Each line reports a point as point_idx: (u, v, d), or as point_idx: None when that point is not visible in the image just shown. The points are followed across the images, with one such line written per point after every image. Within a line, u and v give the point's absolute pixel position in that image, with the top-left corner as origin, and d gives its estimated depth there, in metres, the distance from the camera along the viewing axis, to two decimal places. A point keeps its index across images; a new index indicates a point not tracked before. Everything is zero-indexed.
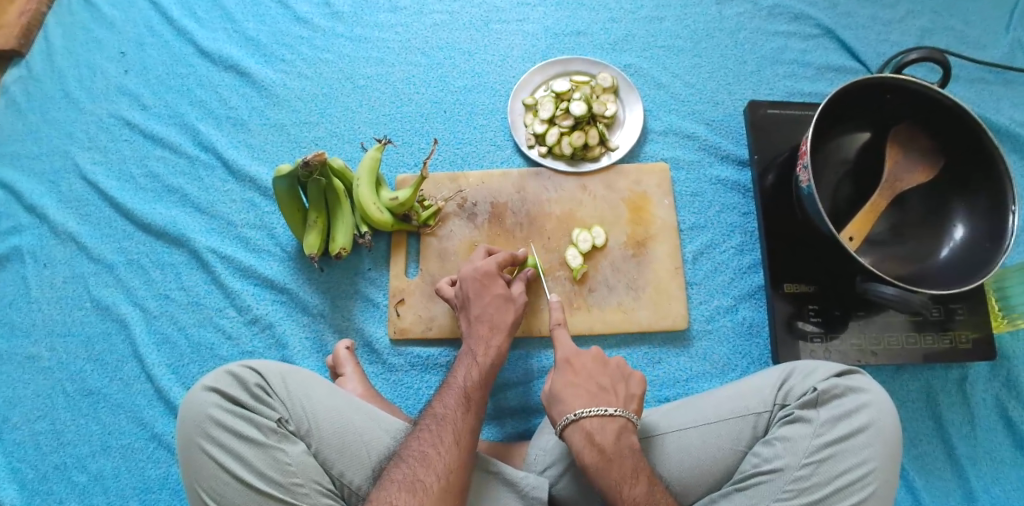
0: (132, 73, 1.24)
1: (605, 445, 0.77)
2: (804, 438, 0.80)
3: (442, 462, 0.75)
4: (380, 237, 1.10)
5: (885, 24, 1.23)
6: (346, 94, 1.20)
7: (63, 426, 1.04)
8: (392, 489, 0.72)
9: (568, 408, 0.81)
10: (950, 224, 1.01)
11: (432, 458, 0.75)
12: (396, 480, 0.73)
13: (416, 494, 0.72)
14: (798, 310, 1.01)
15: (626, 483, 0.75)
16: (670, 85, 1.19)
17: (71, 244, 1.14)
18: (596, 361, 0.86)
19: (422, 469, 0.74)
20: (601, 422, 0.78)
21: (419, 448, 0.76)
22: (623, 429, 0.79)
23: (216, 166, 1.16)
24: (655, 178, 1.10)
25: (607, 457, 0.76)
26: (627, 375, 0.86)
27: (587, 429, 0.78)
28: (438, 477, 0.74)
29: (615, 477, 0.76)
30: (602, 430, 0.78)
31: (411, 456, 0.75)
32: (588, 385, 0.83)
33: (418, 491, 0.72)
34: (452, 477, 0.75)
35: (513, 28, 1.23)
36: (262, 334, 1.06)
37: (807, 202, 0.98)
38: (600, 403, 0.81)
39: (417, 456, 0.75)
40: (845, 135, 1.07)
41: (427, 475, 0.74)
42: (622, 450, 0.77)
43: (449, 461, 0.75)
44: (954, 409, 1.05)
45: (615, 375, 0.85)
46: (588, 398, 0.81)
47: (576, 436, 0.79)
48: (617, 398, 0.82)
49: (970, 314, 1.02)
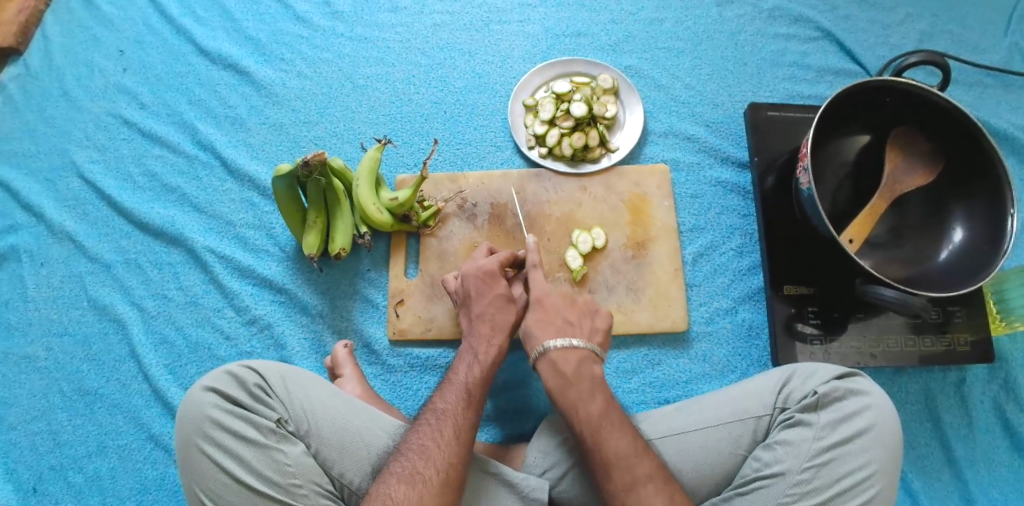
0: (130, 72, 1.24)
1: (568, 371, 0.85)
2: (805, 442, 0.80)
3: (441, 456, 0.75)
4: (379, 237, 1.10)
5: (884, 28, 1.23)
6: (346, 94, 1.19)
7: (60, 426, 1.04)
8: (391, 481, 0.73)
9: (539, 342, 0.89)
10: (948, 227, 1.01)
11: (431, 452, 0.75)
12: (395, 472, 0.74)
13: (415, 486, 0.72)
14: (798, 312, 1.02)
15: (585, 400, 0.81)
16: (670, 87, 1.19)
17: (69, 243, 1.13)
18: (563, 300, 0.93)
19: (421, 462, 0.74)
20: (566, 352, 0.86)
21: (418, 441, 0.77)
22: (586, 358, 0.86)
23: (214, 165, 1.16)
24: (656, 179, 1.10)
25: (568, 381, 0.84)
26: (594, 311, 0.94)
27: (552, 359, 0.86)
28: (437, 470, 0.74)
29: (573, 396, 0.82)
30: (566, 360, 0.86)
31: (411, 449, 0.76)
32: (556, 321, 0.91)
33: (417, 483, 0.73)
34: (451, 470, 0.74)
35: (513, 29, 1.23)
36: (260, 334, 1.05)
37: (807, 205, 0.98)
38: (567, 336, 0.89)
39: (417, 449, 0.76)
40: (845, 137, 1.06)
41: (426, 467, 0.74)
42: (582, 375, 0.85)
43: (449, 455, 0.75)
44: (952, 411, 1.05)
45: (583, 311, 0.93)
46: (556, 331, 0.89)
47: (544, 366, 0.87)
48: (582, 331, 0.90)
49: (969, 317, 1.02)
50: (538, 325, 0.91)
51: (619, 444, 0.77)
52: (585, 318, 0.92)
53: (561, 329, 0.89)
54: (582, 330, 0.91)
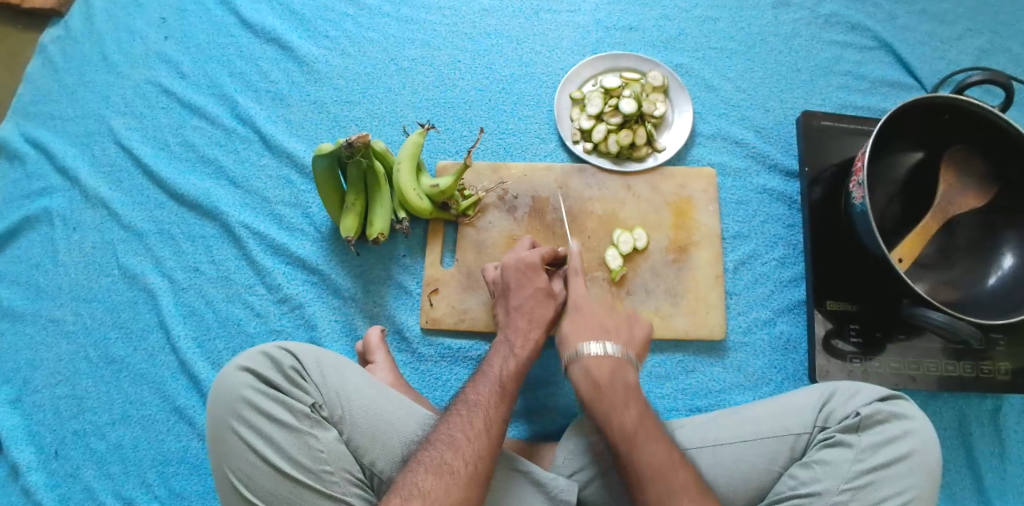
0: (171, 40, 1.22)
1: (600, 378, 0.82)
2: (844, 463, 0.78)
3: (470, 448, 0.73)
4: (417, 223, 1.08)
5: (944, 41, 1.19)
6: (389, 75, 1.17)
7: (85, 392, 1.03)
8: (418, 471, 0.71)
9: (573, 345, 0.86)
10: (1000, 252, 0.98)
11: (461, 443, 0.73)
12: (423, 461, 0.72)
13: (444, 476, 0.70)
14: (839, 328, 0.99)
15: (619, 410, 0.79)
16: (721, 89, 1.16)
17: (102, 209, 1.12)
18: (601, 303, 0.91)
19: (450, 453, 0.72)
20: (599, 358, 0.84)
21: (448, 432, 0.75)
22: (619, 366, 0.84)
23: (252, 140, 1.14)
24: (701, 183, 1.08)
25: (600, 388, 0.82)
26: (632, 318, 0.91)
27: (586, 365, 0.84)
28: (466, 462, 0.72)
29: (607, 405, 0.80)
30: (599, 366, 0.84)
31: (440, 439, 0.74)
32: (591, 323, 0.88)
33: (445, 473, 0.70)
34: (481, 464, 0.72)
35: (563, 19, 1.20)
36: (291, 313, 1.04)
37: (858, 220, 0.95)
38: (602, 339, 0.86)
39: (446, 439, 0.74)
40: (898, 151, 1.03)
41: (455, 459, 0.72)
42: (616, 383, 0.82)
43: (479, 447, 0.73)
44: (986, 440, 1.02)
45: (621, 318, 0.90)
46: (591, 334, 0.87)
47: (576, 371, 0.85)
48: (618, 337, 0.88)
49: (1010, 346, 0.99)
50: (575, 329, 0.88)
51: (616, 394, 0.81)
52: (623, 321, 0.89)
53: (595, 332, 0.87)
54: (619, 334, 0.88)
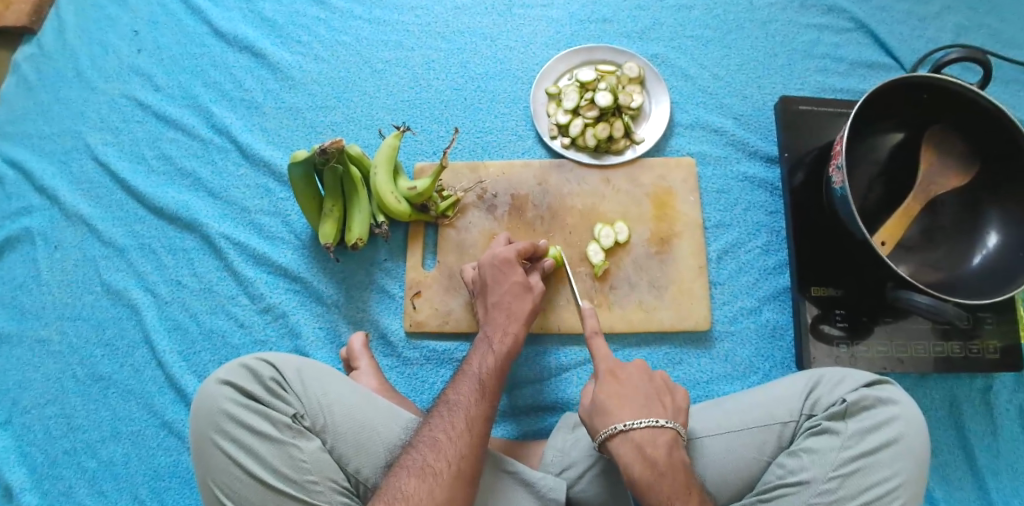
0: (145, 53, 1.21)
1: (658, 458, 0.73)
2: (831, 451, 0.78)
3: (453, 448, 0.72)
4: (396, 226, 1.07)
5: (920, 20, 1.17)
6: (364, 78, 1.16)
7: (73, 411, 1.03)
8: (402, 475, 0.70)
9: (616, 418, 0.76)
10: (983, 230, 0.97)
11: (443, 444, 0.73)
12: (406, 466, 0.71)
13: (427, 479, 0.70)
14: (825, 314, 0.99)
15: (679, 499, 0.71)
16: (698, 77, 1.15)
17: (82, 227, 1.12)
18: (642, 373, 0.81)
19: (433, 455, 0.72)
20: (654, 434, 0.75)
21: (430, 433, 0.74)
22: (673, 442, 0.75)
23: (229, 149, 1.14)
24: (681, 173, 1.07)
25: (658, 471, 0.72)
26: (672, 388, 0.82)
27: (635, 441, 0.75)
28: (449, 463, 0.71)
29: (666, 491, 0.71)
30: (653, 443, 0.74)
31: (422, 442, 0.74)
32: (636, 396, 0.79)
33: (428, 476, 0.70)
34: (464, 463, 0.72)
35: (537, 14, 1.19)
36: (275, 323, 1.04)
37: (839, 204, 0.94)
38: (650, 414, 0.77)
39: (428, 441, 0.73)
40: (878, 133, 1.02)
41: (437, 460, 0.71)
42: (675, 464, 0.73)
43: (461, 447, 0.73)
44: (976, 418, 1.02)
45: (661, 386, 0.81)
46: (638, 409, 0.77)
47: (625, 449, 0.75)
48: (665, 410, 0.78)
49: (999, 324, 0.98)
50: (617, 402, 0.78)
51: (675, 478, 0.72)
52: (665, 394, 0.80)
53: (640, 406, 0.77)
54: (664, 406, 0.79)
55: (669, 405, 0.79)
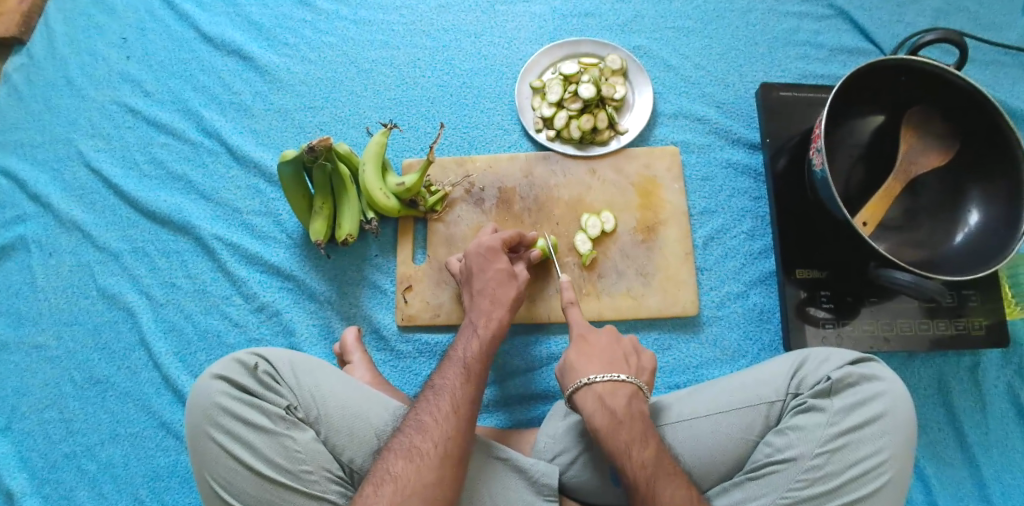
0: (134, 59, 1.22)
1: (617, 407, 0.77)
2: (817, 428, 0.79)
3: (439, 429, 0.74)
4: (387, 222, 1.09)
5: (899, 5, 1.19)
6: (351, 78, 1.18)
7: (72, 415, 1.04)
8: (390, 457, 0.72)
9: (581, 372, 0.82)
10: (965, 208, 0.98)
11: (429, 425, 0.74)
12: (395, 448, 0.73)
13: (414, 459, 0.71)
14: (810, 296, 1.00)
15: (635, 445, 0.74)
16: (680, 67, 1.17)
17: (76, 233, 1.13)
18: (610, 335, 0.86)
19: (419, 436, 0.73)
20: (613, 387, 0.79)
21: (416, 417, 0.76)
22: (633, 394, 0.79)
23: (220, 152, 1.15)
24: (666, 161, 1.09)
25: (617, 420, 0.76)
26: (639, 350, 0.87)
27: (597, 392, 0.79)
28: (434, 443, 0.72)
29: (625, 438, 0.75)
30: (613, 395, 0.79)
31: (410, 425, 0.75)
32: (602, 354, 0.84)
33: (416, 457, 0.71)
34: (450, 444, 0.73)
35: (520, 9, 1.20)
36: (269, 321, 1.05)
37: (820, 186, 0.96)
38: (612, 370, 0.81)
39: (415, 424, 0.75)
40: (857, 117, 1.04)
41: (424, 441, 0.73)
42: (633, 414, 0.77)
43: (446, 427, 0.74)
44: (965, 395, 1.03)
45: (628, 349, 0.86)
46: (603, 365, 0.82)
47: (588, 400, 0.79)
48: (629, 368, 0.83)
49: (983, 301, 1.00)
50: (583, 360, 0.83)
51: (632, 426, 0.76)
52: (631, 354, 0.85)
53: (604, 364, 0.82)
54: (629, 364, 0.83)
55: (633, 364, 0.84)
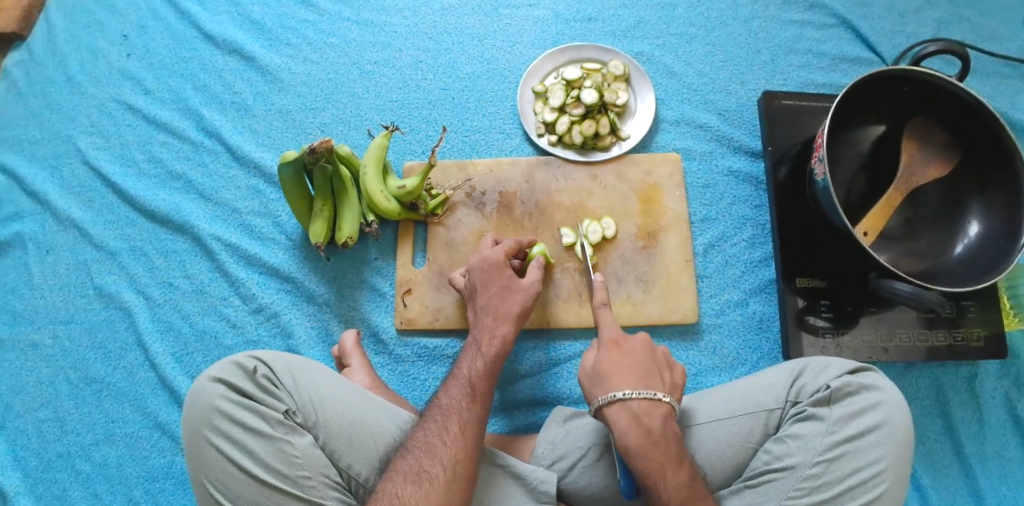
0: (134, 57, 1.22)
1: (652, 429, 0.75)
2: (817, 436, 0.79)
3: (447, 452, 0.73)
4: (387, 225, 1.09)
5: (901, 15, 1.19)
6: (353, 79, 1.18)
7: (66, 414, 1.03)
8: (397, 480, 0.71)
9: (615, 387, 0.78)
10: (966, 219, 0.98)
11: (437, 449, 0.74)
12: (401, 470, 0.72)
13: (423, 484, 0.71)
14: (810, 305, 1.00)
15: (670, 469, 0.74)
16: (682, 74, 1.17)
17: (73, 230, 1.12)
18: (644, 346, 0.83)
19: (428, 459, 0.73)
20: (649, 407, 0.77)
21: (424, 439, 0.75)
22: (669, 414, 0.77)
23: (219, 152, 1.15)
24: (667, 168, 1.09)
25: (652, 441, 0.74)
26: (671, 364, 0.84)
27: (632, 411, 0.76)
28: (443, 468, 0.72)
29: (658, 460, 0.74)
30: (649, 414, 0.76)
31: (417, 446, 0.74)
32: (635, 367, 0.80)
33: (424, 481, 0.71)
34: (458, 468, 0.73)
35: (523, 13, 1.20)
36: (267, 323, 1.05)
37: (822, 195, 0.96)
38: (646, 386, 0.78)
39: (423, 447, 0.74)
40: (859, 127, 1.03)
41: (432, 465, 0.72)
42: (669, 435, 0.76)
43: (456, 449, 0.74)
44: (963, 406, 1.03)
45: (661, 363, 0.83)
46: (636, 380, 0.79)
47: (620, 416, 0.76)
48: (662, 384, 0.80)
49: (982, 312, 1.00)
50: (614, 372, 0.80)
51: (668, 449, 0.75)
52: (665, 369, 0.82)
53: (636, 377, 0.79)
54: (662, 380, 0.80)
55: (664, 381, 0.81)
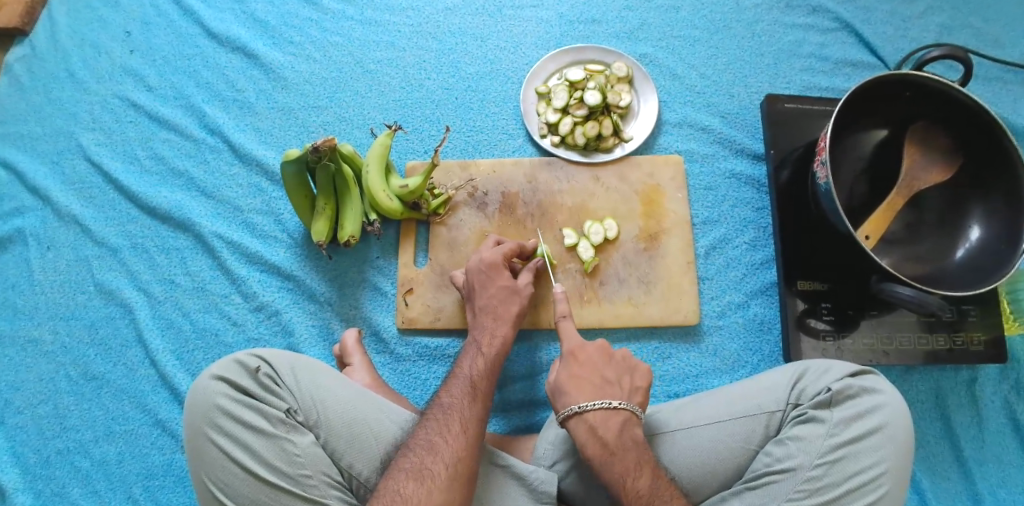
0: (137, 53, 1.22)
1: (608, 439, 0.76)
2: (817, 438, 0.79)
3: (449, 449, 0.73)
4: (389, 224, 1.09)
5: (904, 20, 1.19)
6: (356, 78, 1.18)
7: (66, 411, 1.03)
8: (399, 478, 0.71)
9: (573, 400, 0.80)
10: (967, 224, 0.98)
11: (439, 446, 0.73)
12: (404, 468, 0.71)
13: (424, 481, 0.70)
14: (812, 308, 1.00)
15: (630, 475, 0.74)
16: (685, 76, 1.17)
17: (74, 226, 1.12)
18: (601, 353, 0.84)
19: (430, 457, 0.72)
20: (605, 415, 0.78)
21: (426, 436, 0.75)
22: (627, 421, 0.78)
23: (222, 149, 1.14)
24: (669, 171, 1.09)
25: (609, 450, 0.75)
26: (633, 368, 0.84)
27: (590, 422, 0.78)
28: (445, 465, 0.72)
29: (618, 469, 0.74)
30: (606, 424, 0.77)
31: (418, 445, 0.74)
32: (593, 378, 0.82)
33: (426, 478, 0.71)
34: (461, 465, 0.72)
35: (526, 14, 1.20)
36: (267, 321, 1.05)
37: (824, 199, 0.96)
38: (604, 396, 0.80)
39: (425, 444, 0.74)
40: (861, 131, 1.04)
41: (435, 463, 0.72)
42: (626, 444, 0.76)
43: (458, 447, 0.74)
44: (963, 410, 1.04)
45: (621, 368, 0.84)
46: (594, 391, 0.80)
47: (579, 428, 0.78)
48: (621, 391, 0.81)
49: (983, 316, 1.00)
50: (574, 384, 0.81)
51: (628, 456, 0.75)
52: (624, 376, 0.83)
53: (597, 388, 0.81)
54: (621, 385, 0.81)
55: (625, 386, 0.81)
